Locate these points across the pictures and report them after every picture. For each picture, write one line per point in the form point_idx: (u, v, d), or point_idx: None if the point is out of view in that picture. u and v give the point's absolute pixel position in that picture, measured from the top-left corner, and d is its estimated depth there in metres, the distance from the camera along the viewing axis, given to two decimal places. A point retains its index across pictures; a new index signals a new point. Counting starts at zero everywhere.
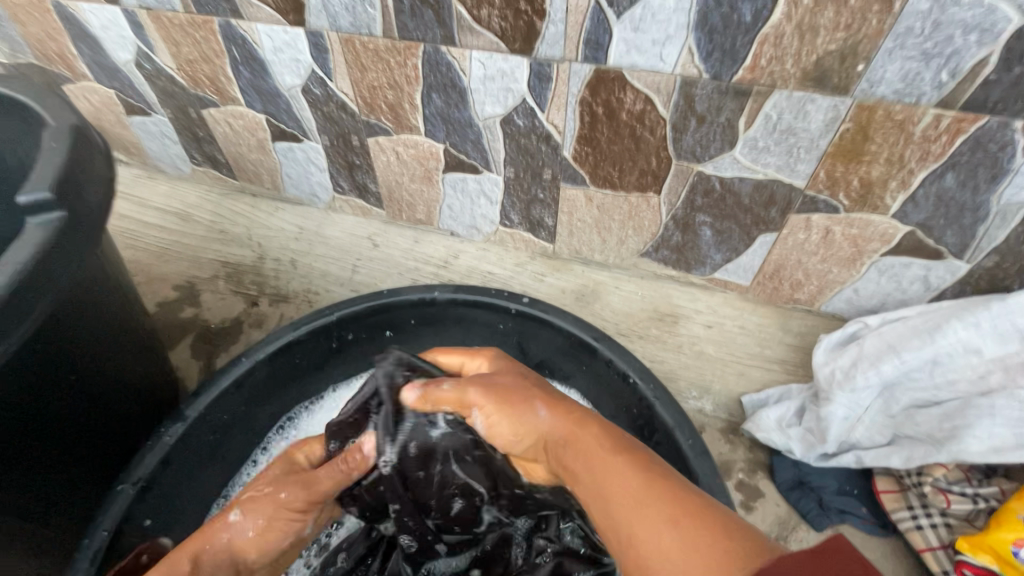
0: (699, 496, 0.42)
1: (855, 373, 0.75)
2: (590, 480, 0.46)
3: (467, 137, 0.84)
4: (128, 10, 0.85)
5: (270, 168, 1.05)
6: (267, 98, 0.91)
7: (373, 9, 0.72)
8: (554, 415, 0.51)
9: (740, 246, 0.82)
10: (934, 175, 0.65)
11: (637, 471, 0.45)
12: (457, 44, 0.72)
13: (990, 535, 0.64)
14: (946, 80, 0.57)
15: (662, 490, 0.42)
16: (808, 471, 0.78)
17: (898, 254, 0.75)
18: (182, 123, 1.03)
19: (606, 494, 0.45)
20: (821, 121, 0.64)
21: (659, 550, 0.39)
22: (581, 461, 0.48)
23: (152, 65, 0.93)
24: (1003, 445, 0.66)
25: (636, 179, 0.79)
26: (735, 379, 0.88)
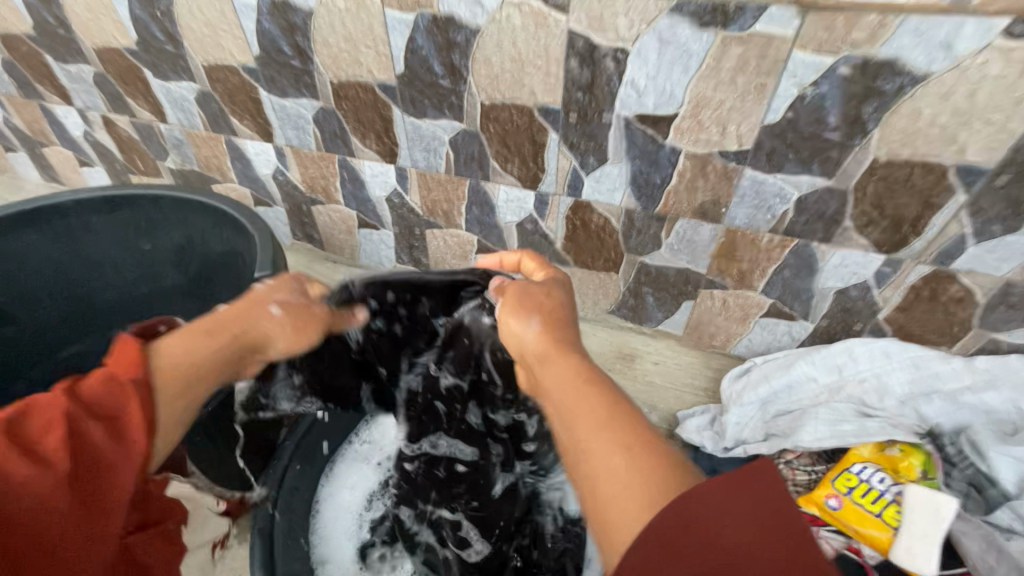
0: (646, 434, 0.55)
1: (743, 392, 1.15)
2: (566, 398, 0.62)
3: (493, 233, 1.28)
4: (278, 146, 1.32)
5: (353, 245, 1.50)
6: (360, 202, 1.36)
7: (441, 159, 1.18)
8: (540, 335, 0.73)
9: (672, 308, 1.24)
10: (778, 269, 1.08)
11: (606, 417, 0.57)
12: (491, 181, 1.17)
13: (814, 493, 0.99)
14: (770, 218, 1.00)
15: (617, 421, 0.56)
16: (718, 461, 1.13)
17: (770, 316, 1.16)
18: (294, 213, 1.49)
19: (572, 419, 0.59)
20: (708, 235, 1.07)
21: (593, 462, 0.54)
22: (567, 387, 0.64)
23: (284, 177, 1.39)
24: (824, 436, 1.03)
25: (602, 263, 1.23)
26: (673, 399, 1.26)
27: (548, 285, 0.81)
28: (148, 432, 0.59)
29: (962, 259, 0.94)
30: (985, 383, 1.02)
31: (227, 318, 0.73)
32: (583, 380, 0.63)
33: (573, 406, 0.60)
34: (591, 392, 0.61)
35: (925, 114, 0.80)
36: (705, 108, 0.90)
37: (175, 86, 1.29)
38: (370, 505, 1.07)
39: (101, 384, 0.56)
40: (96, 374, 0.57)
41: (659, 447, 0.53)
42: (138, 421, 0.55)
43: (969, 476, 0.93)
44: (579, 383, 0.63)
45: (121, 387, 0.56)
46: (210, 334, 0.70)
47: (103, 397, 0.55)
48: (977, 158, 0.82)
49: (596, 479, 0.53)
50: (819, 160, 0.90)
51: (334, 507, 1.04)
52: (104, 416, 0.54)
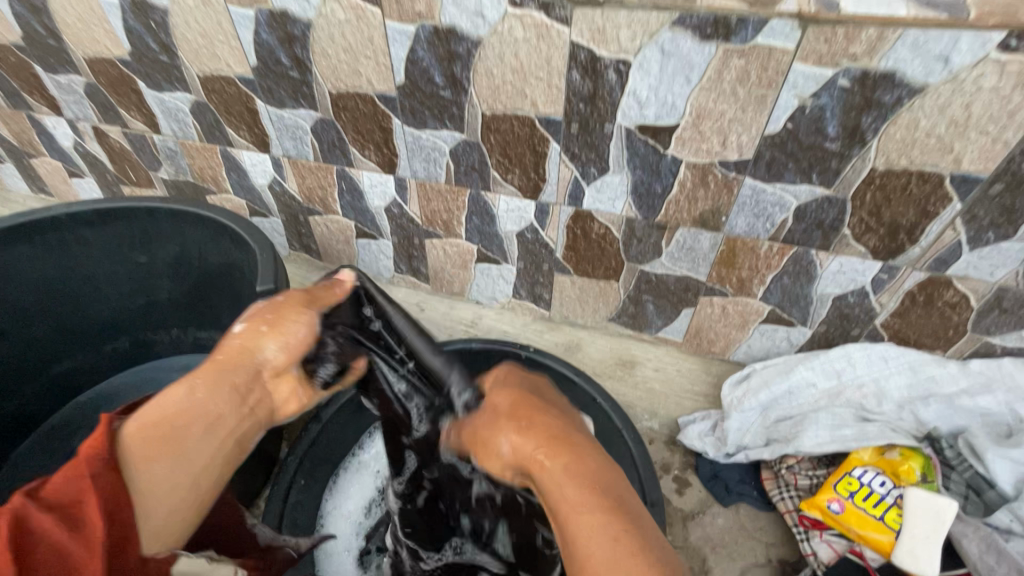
0: (633, 513, 0.58)
1: (744, 398, 1.16)
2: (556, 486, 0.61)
3: (493, 242, 1.28)
4: (275, 156, 1.30)
5: (350, 255, 1.49)
6: (358, 213, 1.36)
7: (441, 170, 1.17)
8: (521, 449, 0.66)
9: (672, 316, 1.25)
10: (777, 277, 1.09)
11: (596, 500, 0.58)
12: (491, 191, 1.17)
13: (817, 497, 1.00)
14: (769, 227, 1.02)
15: (605, 502, 0.58)
16: (720, 466, 1.16)
17: (769, 322, 1.18)
18: (290, 224, 1.47)
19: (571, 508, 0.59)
20: (708, 244, 1.08)
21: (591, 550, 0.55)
22: (557, 469, 0.62)
23: (281, 187, 1.38)
24: (825, 442, 1.05)
25: (602, 272, 1.23)
26: (674, 406, 1.27)
27: (508, 385, 0.77)
28: (189, 479, 0.63)
29: (957, 265, 0.95)
30: (981, 385, 1.04)
31: (240, 353, 0.72)
32: (571, 457, 0.63)
33: (565, 491, 0.60)
34: (576, 475, 0.61)
35: (923, 124, 0.81)
36: (706, 119, 0.91)
37: (169, 96, 1.27)
38: (367, 513, 1.08)
39: (137, 449, 0.60)
40: (123, 435, 0.60)
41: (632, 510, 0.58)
42: (96, 515, 0.54)
43: (967, 478, 0.96)
44: (569, 466, 0.62)
45: (83, 478, 0.55)
46: (236, 374, 0.70)
47: (140, 464, 0.59)
48: (973, 167, 0.83)
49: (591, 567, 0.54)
50: (818, 169, 0.91)
51: (336, 518, 1.06)
52: (142, 481, 0.59)
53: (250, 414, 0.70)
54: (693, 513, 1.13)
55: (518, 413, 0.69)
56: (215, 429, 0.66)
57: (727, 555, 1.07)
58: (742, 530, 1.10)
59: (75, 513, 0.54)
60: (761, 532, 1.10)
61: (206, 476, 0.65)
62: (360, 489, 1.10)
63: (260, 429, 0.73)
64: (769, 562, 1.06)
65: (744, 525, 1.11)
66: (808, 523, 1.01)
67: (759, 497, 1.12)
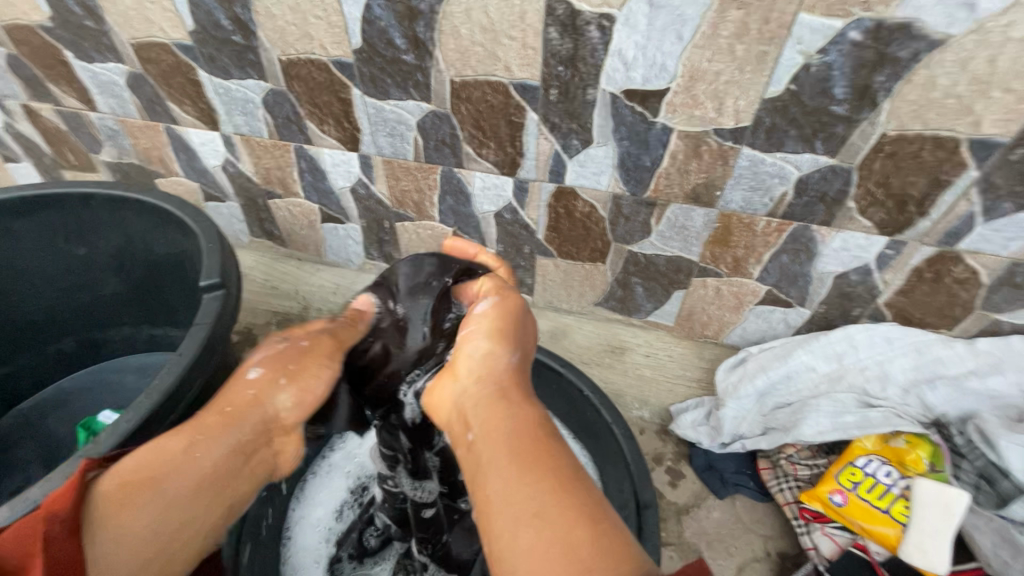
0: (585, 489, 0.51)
1: (740, 385, 1.09)
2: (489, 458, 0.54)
3: (469, 224, 1.18)
4: (225, 134, 1.18)
5: (316, 241, 1.38)
6: (322, 195, 1.24)
7: (408, 145, 1.06)
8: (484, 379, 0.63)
9: (663, 298, 1.17)
10: (775, 255, 1.01)
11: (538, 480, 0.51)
12: (465, 167, 1.07)
13: (819, 489, 0.96)
14: (767, 201, 0.93)
15: (552, 475, 0.51)
16: (715, 457, 1.10)
17: (766, 303, 1.10)
18: (249, 208, 1.35)
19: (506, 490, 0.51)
20: (701, 221, 1.00)
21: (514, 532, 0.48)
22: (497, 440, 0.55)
23: (235, 169, 1.26)
24: (826, 430, 0.99)
25: (588, 254, 1.14)
26: (666, 393, 1.21)
27: (490, 311, 0.70)
28: (158, 549, 0.56)
29: (969, 239, 0.88)
30: (989, 366, 0.98)
31: (251, 404, 0.63)
32: (513, 435, 0.55)
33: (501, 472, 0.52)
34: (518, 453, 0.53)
35: (940, 83, 0.73)
36: (699, 81, 0.81)
37: (101, 68, 1.14)
38: (339, 518, 0.99)
39: (106, 509, 0.55)
40: (95, 493, 0.55)
41: (602, 515, 0.49)
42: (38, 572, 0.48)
43: (979, 467, 0.90)
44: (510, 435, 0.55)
45: (31, 529, 0.51)
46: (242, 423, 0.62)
47: (109, 527, 0.54)
48: (992, 130, 0.75)
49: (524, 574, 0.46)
50: (822, 136, 0.82)
51: (304, 525, 0.97)
52: (95, 555, 0.52)
53: (245, 472, 0.63)
54: (687, 506, 1.07)
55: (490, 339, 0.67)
56: (203, 493, 0.59)
57: (723, 549, 1.02)
58: (738, 522, 1.05)
59: (22, 571, 0.48)
60: (758, 524, 1.05)
61: (178, 550, 0.58)
62: (332, 491, 1.01)
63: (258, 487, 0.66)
64: (767, 555, 1.01)
65: (741, 517, 1.06)
66: (809, 516, 0.97)
67: (755, 488, 1.07)
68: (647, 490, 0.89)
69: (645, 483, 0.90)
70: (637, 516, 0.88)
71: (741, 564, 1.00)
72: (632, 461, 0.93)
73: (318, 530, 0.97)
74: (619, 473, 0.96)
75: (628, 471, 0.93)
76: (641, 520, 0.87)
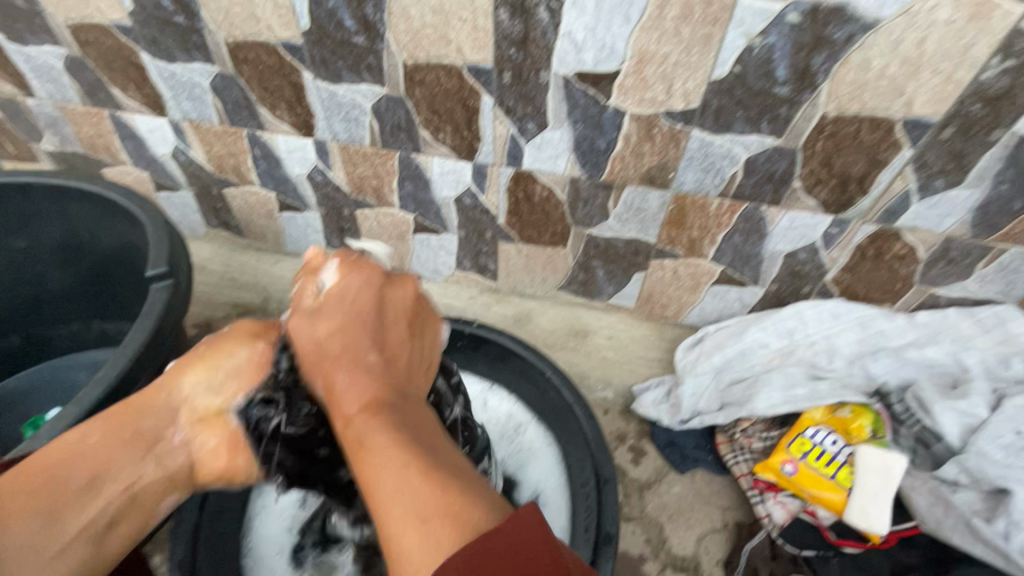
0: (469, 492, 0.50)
1: (697, 363, 1.13)
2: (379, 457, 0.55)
3: (429, 210, 1.17)
4: (173, 120, 1.14)
5: (275, 230, 1.35)
6: (278, 182, 1.22)
7: (364, 130, 1.05)
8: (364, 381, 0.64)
9: (624, 281, 1.19)
10: (728, 235, 1.04)
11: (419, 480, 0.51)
12: (422, 152, 1.06)
13: (771, 460, 1.00)
14: (719, 182, 0.95)
15: (413, 446, 0.55)
16: (676, 433, 1.13)
17: (721, 283, 1.13)
18: (203, 198, 1.31)
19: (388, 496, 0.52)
20: (657, 203, 1.02)
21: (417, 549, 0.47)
22: (391, 441, 0.56)
23: (186, 157, 1.22)
24: (777, 403, 1.03)
25: (549, 238, 1.15)
26: (628, 373, 1.23)
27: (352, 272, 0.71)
28: (54, 531, 0.58)
29: (906, 216, 0.92)
30: (927, 337, 1.03)
31: (155, 395, 0.69)
32: (407, 422, 0.59)
33: (391, 473, 0.53)
34: (420, 454, 0.55)
35: (874, 64, 0.75)
36: (649, 63, 0.82)
37: (35, 52, 1.08)
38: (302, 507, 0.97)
39: (22, 478, 0.59)
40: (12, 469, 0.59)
41: (463, 473, 0.54)
42: None
43: (916, 433, 0.97)
44: (405, 433, 0.58)
45: None
46: (141, 423, 0.68)
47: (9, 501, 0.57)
48: (924, 111, 0.79)
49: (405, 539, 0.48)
50: (767, 118, 0.84)
51: (268, 515, 0.96)
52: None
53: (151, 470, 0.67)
54: (649, 482, 1.10)
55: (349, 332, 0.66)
56: (110, 477, 0.64)
57: (683, 522, 1.05)
58: (697, 495, 1.09)
59: None
60: (716, 496, 1.08)
61: (83, 536, 0.60)
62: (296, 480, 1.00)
63: (165, 488, 0.69)
64: (724, 525, 1.05)
65: (700, 490, 1.09)
66: (762, 485, 1.01)
67: (713, 462, 1.11)
68: (608, 467, 0.91)
69: (605, 460, 0.92)
70: (597, 491, 0.90)
71: (701, 534, 1.04)
72: (593, 439, 0.94)
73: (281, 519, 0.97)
74: (580, 451, 0.97)
75: (589, 450, 0.94)
76: (601, 496, 0.89)
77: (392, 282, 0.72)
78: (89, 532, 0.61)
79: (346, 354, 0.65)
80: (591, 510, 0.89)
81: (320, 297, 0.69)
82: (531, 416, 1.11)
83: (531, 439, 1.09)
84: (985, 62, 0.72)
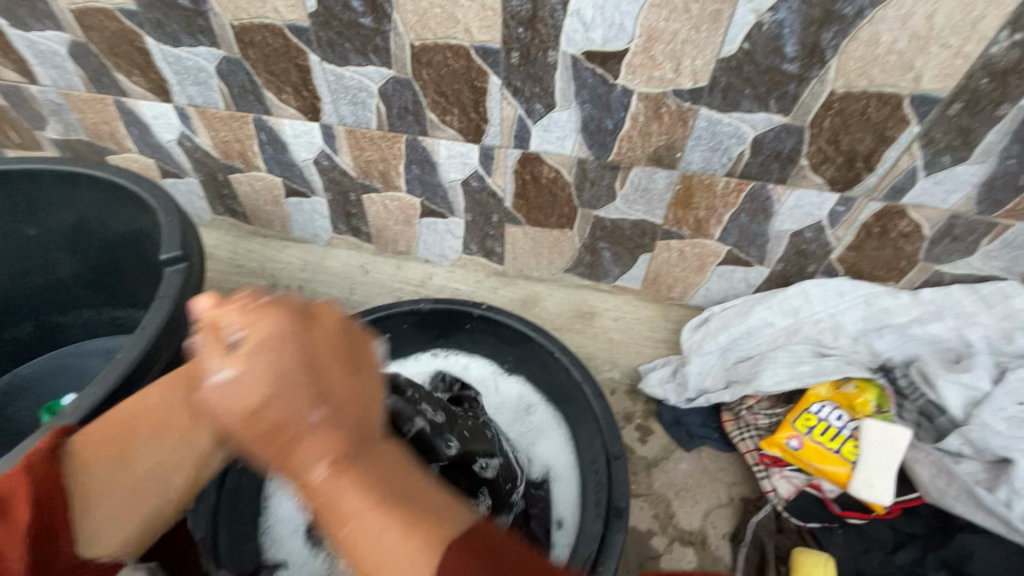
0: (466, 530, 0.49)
1: (704, 342, 1.14)
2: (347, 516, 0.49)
3: (436, 193, 1.18)
4: (179, 106, 1.14)
5: (282, 216, 1.35)
6: (284, 167, 1.22)
7: (370, 113, 1.05)
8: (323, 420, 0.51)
9: (630, 262, 1.20)
10: (734, 215, 1.05)
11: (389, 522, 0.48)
12: (429, 136, 1.06)
13: (777, 436, 1.02)
14: (726, 161, 0.96)
15: (400, 512, 0.49)
16: (682, 412, 1.15)
17: (727, 264, 1.14)
18: (209, 184, 1.32)
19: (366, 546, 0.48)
20: (664, 184, 1.02)
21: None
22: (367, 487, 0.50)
23: (192, 143, 1.22)
24: (783, 379, 1.04)
25: (555, 220, 1.16)
26: (635, 354, 1.25)
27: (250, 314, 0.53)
28: (129, 502, 0.62)
29: (912, 193, 0.93)
30: (931, 314, 1.05)
31: (189, 364, 0.62)
32: (368, 478, 0.51)
33: (364, 531, 0.49)
34: (385, 503, 0.50)
35: (883, 39, 0.75)
36: (658, 41, 0.82)
37: (40, 37, 1.07)
38: None
39: (88, 448, 0.60)
40: (72, 444, 0.60)
41: (444, 527, 0.49)
42: (24, 505, 0.52)
43: (920, 407, 1.01)
44: (378, 483, 0.51)
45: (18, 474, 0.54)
46: (188, 383, 0.67)
47: (85, 472, 0.59)
48: (932, 86, 0.79)
49: (383, 570, 0.47)
50: (776, 96, 0.85)
51: (281, 492, 0.99)
52: (79, 497, 0.58)
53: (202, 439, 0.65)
54: (657, 459, 1.12)
55: (341, 361, 0.56)
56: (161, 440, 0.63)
57: (691, 497, 1.08)
58: (704, 471, 1.11)
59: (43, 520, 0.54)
60: (722, 472, 1.11)
61: (146, 504, 0.63)
62: None
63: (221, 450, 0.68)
64: (731, 500, 1.07)
65: (706, 466, 1.12)
66: (768, 460, 1.02)
67: (719, 439, 1.13)
68: (615, 443, 0.92)
69: (614, 437, 0.94)
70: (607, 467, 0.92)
71: (708, 510, 1.06)
72: (602, 417, 0.96)
73: (295, 496, 0.99)
74: (588, 430, 0.99)
75: (599, 427, 0.96)
76: (610, 471, 0.91)
77: (309, 337, 0.54)
78: (151, 512, 0.64)
79: (286, 402, 0.50)
80: (601, 486, 0.90)
81: (238, 357, 0.50)
82: (541, 397, 1.13)
83: (541, 420, 1.11)
84: (994, 35, 0.73)
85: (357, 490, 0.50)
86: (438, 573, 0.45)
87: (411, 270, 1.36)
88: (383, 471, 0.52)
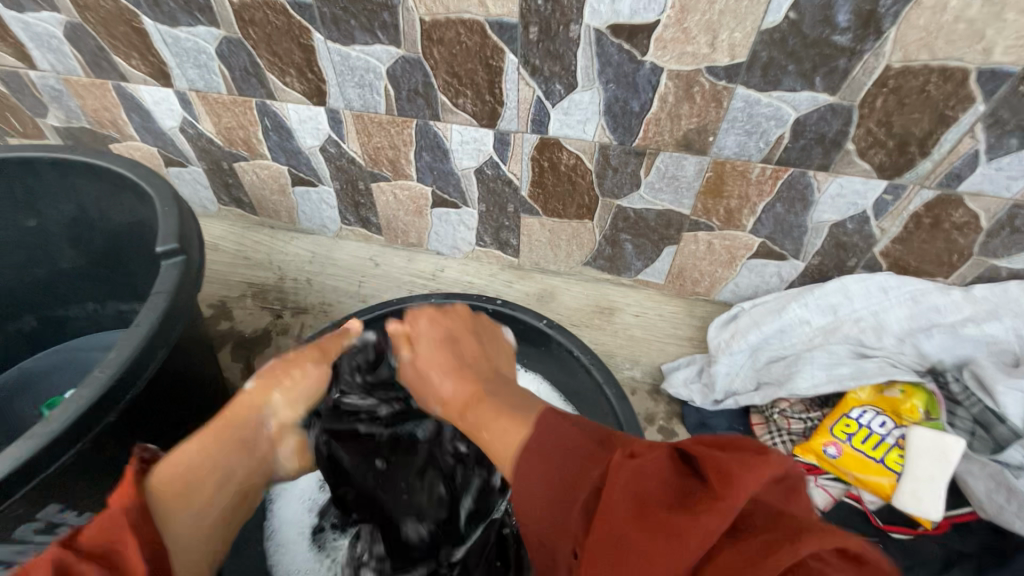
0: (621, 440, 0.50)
1: (732, 341, 1.06)
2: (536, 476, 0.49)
3: (449, 182, 1.12)
4: (180, 91, 1.09)
5: (289, 207, 1.30)
6: (290, 155, 1.16)
7: (379, 96, 0.99)
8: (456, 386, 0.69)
9: (653, 255, 1.13)
10: (769, 204, 0.97)
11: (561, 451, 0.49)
12: (441, 120, 1.00)
13: (813, 442, 0.94)
14: (763, 146, 0.88)
15: (541, 453, 0.51)
16: (708, 414, 1.09)
17: (758, 257, 1.07)
18: (214, 173, 1.27)
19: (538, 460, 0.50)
20: (693, 171, 0.95)
21: (534, 492, 0.50)
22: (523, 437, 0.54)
23: (195, 130, 1.17)
24: (820, 382, 0.96)
25: (574, 210, 1.09)
26: (657, 352, 1.17)
27: (432, 314, 0.81)
28: (196, 552, 0.59)
29: (971, 180, 0.84)
30: (986, 312, 0.96)
31: (242, 409, 0.70)
32: (530, 440, 0.53)
33: (522, 475, 0.51)
34: (534, 452, 0.51)
35: (951, 5, 0.67)
36: (692, 12, 0.74)
37: (35, 19, 1.03)
38: (322, 489, 0.96)
39: (164, 487, 0.57)
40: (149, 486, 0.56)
41: (593, 454, 0.49)
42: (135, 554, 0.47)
43: (974, 414, 0.91)
44: (550, 451, 0.50)
45: (112, 516, 0.49)
46: (235, 417, 0.69)
47: (166, 520, 0.56)
48: (1003, 58, 0.70)
49: (528, 502, 0.50)
50: (823, 72, 0.77)
51: (287, 499, 0.95)
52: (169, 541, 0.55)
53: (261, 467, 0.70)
54: None
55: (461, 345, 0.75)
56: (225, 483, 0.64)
57: None
58: None
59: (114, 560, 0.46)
60: None
61: (210, 545, 0.62)
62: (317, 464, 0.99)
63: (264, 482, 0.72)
64: None
65: None
66: (802, 468, 0.94)
67: None
68: (640, 450, 0.85)
69: (638, 443, 0.86)
70: None
71: None
72: (623, 421, 0.89)
73: (300, 505, 0.95)
74: (611, 434, 0.92)
75: (619, 432, 0.89)
76: None
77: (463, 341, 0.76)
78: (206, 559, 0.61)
79: (440, 369, 0.73)
80: None
81: (412, 344, 0.78)
82: (558, 399, 1.06)
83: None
84: None
85: (551, 454, 0.50)
86: (534, 439, 0.52)
87: (422, 262, 1.31)
88: (510, 420, 0.57)
